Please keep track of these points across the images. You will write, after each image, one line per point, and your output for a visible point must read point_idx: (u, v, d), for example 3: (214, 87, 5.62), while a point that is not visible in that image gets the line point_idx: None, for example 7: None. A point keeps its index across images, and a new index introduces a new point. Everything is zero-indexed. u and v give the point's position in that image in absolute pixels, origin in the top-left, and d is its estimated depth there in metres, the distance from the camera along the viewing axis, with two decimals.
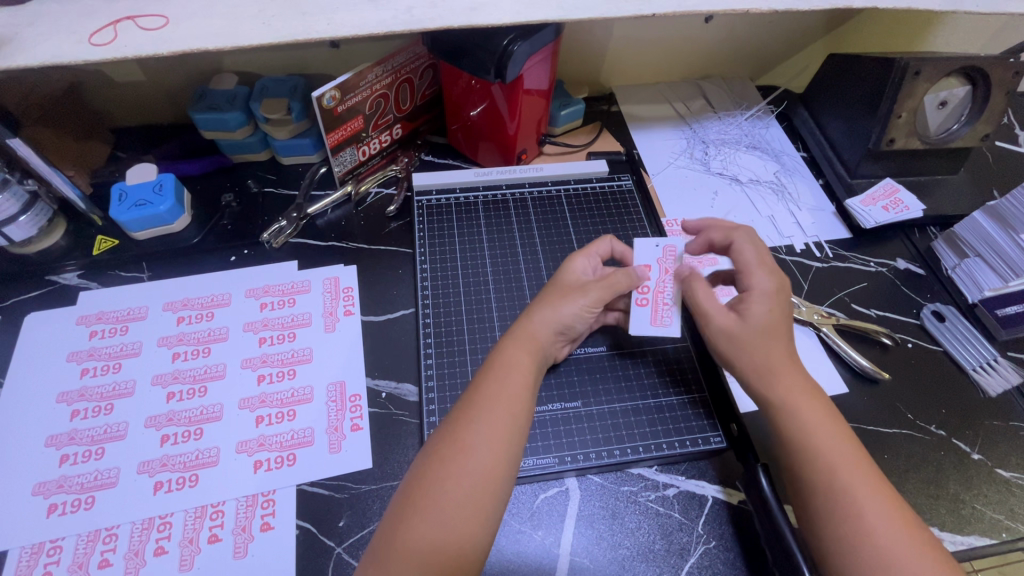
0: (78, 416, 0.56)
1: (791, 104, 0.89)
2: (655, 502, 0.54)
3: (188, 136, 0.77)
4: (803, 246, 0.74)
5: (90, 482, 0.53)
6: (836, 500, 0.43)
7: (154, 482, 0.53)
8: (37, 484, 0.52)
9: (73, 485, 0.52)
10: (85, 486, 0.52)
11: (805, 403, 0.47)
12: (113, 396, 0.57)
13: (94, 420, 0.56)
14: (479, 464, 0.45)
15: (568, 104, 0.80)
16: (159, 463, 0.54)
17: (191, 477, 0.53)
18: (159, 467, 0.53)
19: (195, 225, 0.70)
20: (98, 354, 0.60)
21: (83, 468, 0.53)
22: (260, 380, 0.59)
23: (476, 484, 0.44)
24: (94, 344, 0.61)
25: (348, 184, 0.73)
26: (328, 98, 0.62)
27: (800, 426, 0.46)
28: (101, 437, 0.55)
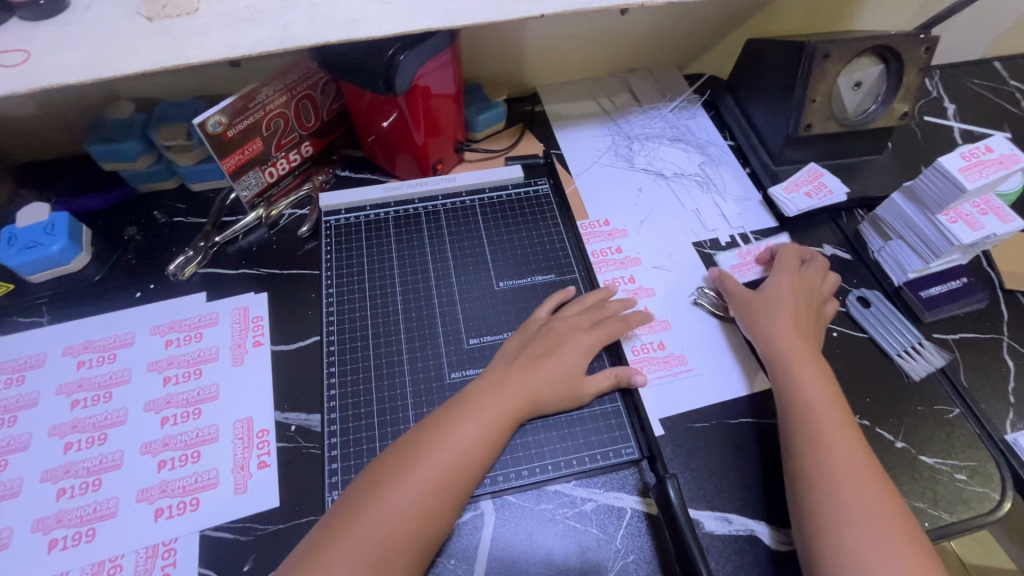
0: None
1: (718, 92, 0.87)
2: (572, 518, 0.53)
3: (91, 168, 0.74)
4: (728, 239, 0.72)
5: None
6: (825, 490, 0.47)
7: (49, 540, 0.51)
8: None
9: None
10: None
11: (818, 389, 0.53)
12: (7, 452, 0.55)
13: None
14: (449, 470, 0.46)
15: (486, 108, 0.78)
16: (54, 520, 0.52)
17: (87, 531, 0.51)
18: (54, 523, 0.51)
19: (97, 263, 0.67)
20: None
21: None
22: (163, 423, 0.57)
23: (440, 477, 0.46)
24: None
25: (258, 207, 0.71)
26: (213, 123, 0.59)
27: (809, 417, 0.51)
28: None
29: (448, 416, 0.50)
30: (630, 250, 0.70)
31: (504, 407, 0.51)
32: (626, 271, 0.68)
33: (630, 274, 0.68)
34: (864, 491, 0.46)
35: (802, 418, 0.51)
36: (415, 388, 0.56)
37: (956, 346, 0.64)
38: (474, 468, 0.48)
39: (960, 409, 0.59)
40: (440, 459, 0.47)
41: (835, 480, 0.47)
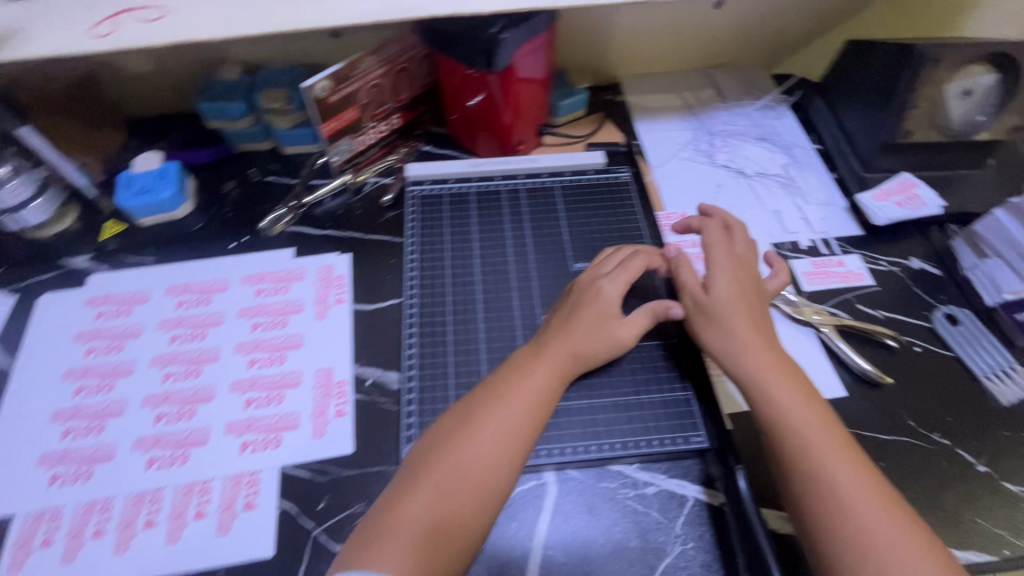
0: (82, 393, 0.59)
1: (808, 94, 0.84)
2: (633, 499, 0.53)
3: (196, 125, 0.79)
4: (809, 243, 0.71)
5: (90, 455, 0.55)
6: (832, 514, 0.42)
7: (148, 458, 0.55)
8: (42, 455, 0.55)
9: (75, 458, 0.55)
10: (86, 458, 0.55)
11: (805, 416, 0.47)
12: (114, 375, 0.60)
13: (96, 396, 0.59)
14: (499, 436, 0.47)
15: (569, 94, 0.79)
16: (153, 441, 0.56)
17: (181, 455, 0.55)
18: (152, 444, 0.56)
19: (198, 213, 0.71)
20: (102, 334, 0.63)
21: (84, 442, 0.56)
22: (251, 364, 0.60)
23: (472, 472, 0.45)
24: (99, 324, 0.64)
25: (347, 173, 0.75)
26: (319, 89, 0.62)
27: (796, 440, 0.46)
28: (102, 413, 0.58)
29: (482, 395, 0.51)
30: None
31: (555, 362, 0.53)
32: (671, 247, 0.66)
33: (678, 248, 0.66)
34: (883, 528, 0.41)
35: (788, 445, 0.46)
36: (490, 357, 0.58)
37: None
38: (532, 427, 0.49)
39: None
40: (489, 437, 0.47)
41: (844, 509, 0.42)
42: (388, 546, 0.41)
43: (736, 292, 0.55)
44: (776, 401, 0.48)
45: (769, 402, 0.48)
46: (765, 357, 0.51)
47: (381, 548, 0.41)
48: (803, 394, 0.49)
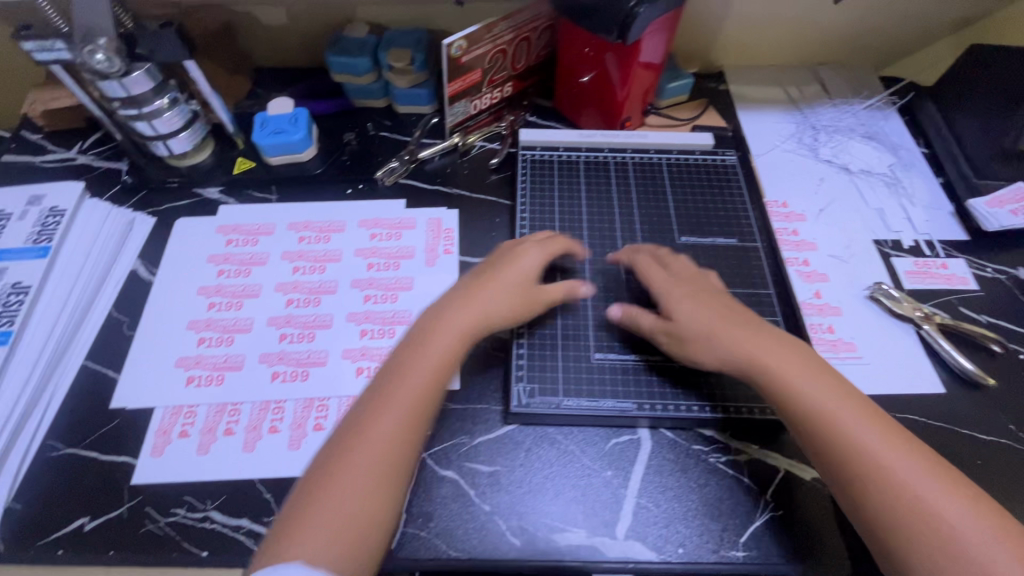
0: (214, 308, 0.64)
1: (918, 97, 0.83)
2: (724, 464, 0.55)
3: (318, 79, 0.84)
4: (912, 243, 0.70)
5: (221, 363, 0.61)
6: (871, 478, 0.45)
7: (273, 371, 0.60)
8: (179, 358, 0.61)
9: (208, 363, 0.60)
10: (217, 365, 0.60)
11: (819, 391, 0.49)
12: (242, 295, 0.65)
13: (227, 312, 0.64)
14: (395, 412, 0.48)
15: (677, 77, 0.80)
16: (277, 356, 0.61)
17: (303, 372, 0.60)
18: (277, 359, 0.61)
19: (320, 158, 0.76)
20: (232, 259, 0.68)
21: (216, 350, 0.61)
22: (365, 299, 0.65)
23: (370, 464, 0.46)
24: (229, 250, 0.69)
25: (456, 135, 0.78)
26: (456, 48, 0.65)
27: (847, 439, 0.47)
28: (232, 328, 0.63)
29: (387, 375, 0.51)
30: (807, 234, 0.70)
31: (449, 327, 0.54)
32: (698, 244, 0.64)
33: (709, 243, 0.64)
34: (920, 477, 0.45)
35: (838, 442, 0.47)
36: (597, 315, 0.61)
37: None
38: (427, 402, 0.50)
39: None
40: (389, 424, 0.48)
41: (902, 500, 0.44)
42: (304, 534, 0.43)
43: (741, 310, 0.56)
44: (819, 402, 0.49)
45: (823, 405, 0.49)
46: (767, 347, 0.52)
47: (298, 536, 0.43)
48: (848, 393, 0.50)
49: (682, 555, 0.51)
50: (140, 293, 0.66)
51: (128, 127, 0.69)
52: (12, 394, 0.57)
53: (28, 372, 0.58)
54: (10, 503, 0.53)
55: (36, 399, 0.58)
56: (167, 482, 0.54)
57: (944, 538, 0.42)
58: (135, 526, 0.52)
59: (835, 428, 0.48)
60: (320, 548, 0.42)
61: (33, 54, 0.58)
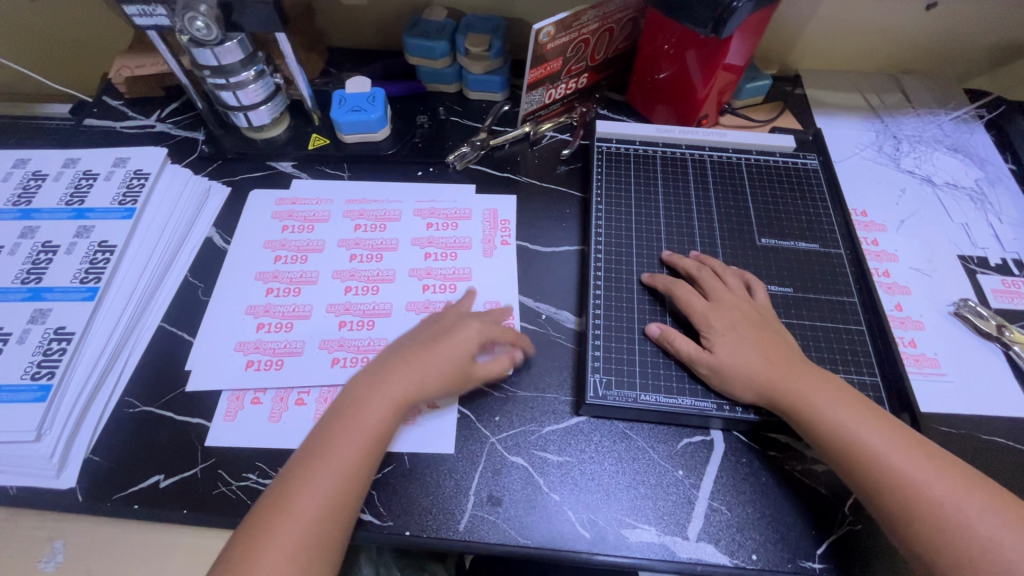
0: (272, 294, 0.64)
1: (1007, 111, 0.80)
2: (801, 473, 0.53)
3: (392, 60, 0.84)
4: (999, 260, 0.68)
5: (280, 348, 0.60)
6: (905, 502, 0.46)
7: (332, 357, 0.59)
8: (239, 342, 0.60)
9: (267, 348, 0.60)
10: (276, 350, 0.60)
11: (852, 417, 0.49)
12: (302, 272, 0.65)
13: (284, 298, 0.63)
14: (327, 487, 0.46)
15: (756, 77, 0.79)
16: (337, 343, 0.60)
17: (362, 358, 0.59)
18: (337, 345, 0.60)
19: (393, 139, 0.76)
20: (289, 245, 0.68)
21: (274, 336, 0.61)
22: (424, 289, 0.64)
23: (314, 518, 0.45)
24: (286, 237, 0.69)
25: (528, 123, 0.77)
26: (544, 34, 0.65)
27: (877, 462, 0.47)
28: (290, 314, 0.62)
29: (316, 439, 0.49)
30: (888, 244, 0.68)
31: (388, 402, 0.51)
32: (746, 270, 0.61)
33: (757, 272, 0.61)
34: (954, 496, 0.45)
35: (865, 464, 0.48)
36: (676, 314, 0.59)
37: None
38: (365, 457, 0.48)
39: None
40: (326, 476, 0.47)
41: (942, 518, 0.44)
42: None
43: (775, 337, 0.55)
44: (847, 428, 0.49)
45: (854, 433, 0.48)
46: (795, 376, 0.52)
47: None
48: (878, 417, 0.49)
49: (757, 562, 0.49)
50: (216, 260, 0.67)
51: (213, 96, 0.70)
52: (95, 349, 0.58)
53: (111, 328, 0.59)
54: (90, 455, 0.54)
55: (116, 356, 0.59)
56: (240, 446, 0.54)
57: (981, 548, 0.43)
58: (209, 486, 0.52)
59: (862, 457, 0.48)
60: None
61: (134, 18, 0.60)
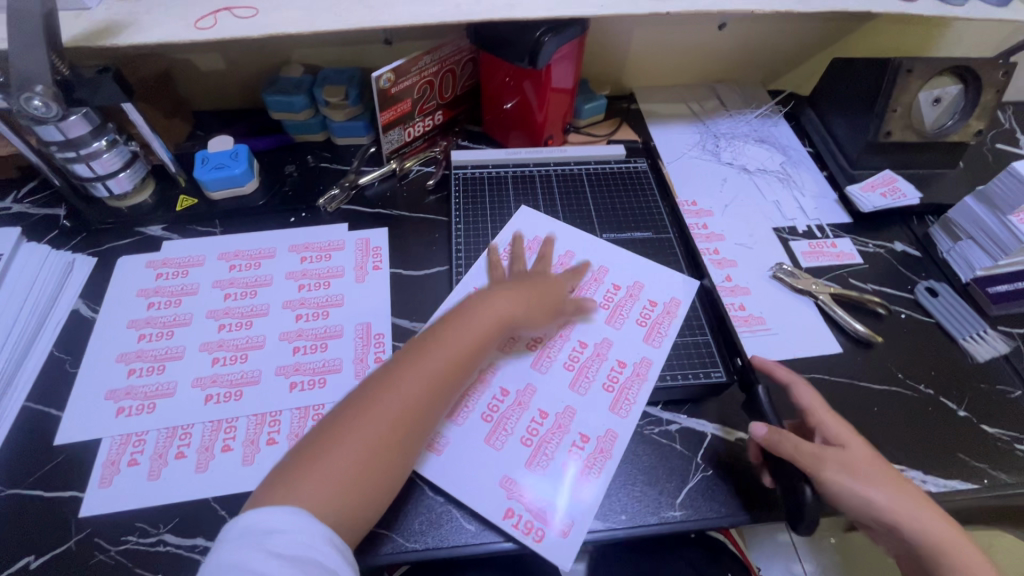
0: (134, 374, 0.62)
1: (799, 105, 0.95)
2: (658, 434, 0.60)
3: (257, 118, 0.88)
4: (805, 227, 0.80)
5: (152, 391, 0.61)
6: None
7: (205, 394, 0.61)
8: (108, 390, 0.61)
9: (138, 393, 0.61)
10: (149, 394, 0.61)
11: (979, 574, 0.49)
12: (174, 325, 0.66)
13: (148, 378, 0.62)
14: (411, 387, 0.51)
15: (591, 99, 0.90)
16: (210, 379, 0.62)
17: (236, 392, 0.61)
18: (210, 382, 0.62)
19: (262, 190, 0.79)
20: (154, 322, 0.67)
21: (147, 380, 0.62)
22: (298, 318, 0.67)
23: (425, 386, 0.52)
24: (150, 313, 0.67)
25: (393, 161, 0.83)
26: (384, 80, 0.72)
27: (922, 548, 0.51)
28: (153, 393, 0.61)
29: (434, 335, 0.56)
30: (715, 227, 0.79)
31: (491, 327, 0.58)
32: (507, 500, 0.54)
33: (507, 505, 0.53)
34: None
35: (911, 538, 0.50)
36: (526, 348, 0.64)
37: (1020, 338, 0.69)
38: (469, 356, 0.55)
39: (1021, 391, 0.64)
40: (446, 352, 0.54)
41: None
42: (298, 487, 0.45)
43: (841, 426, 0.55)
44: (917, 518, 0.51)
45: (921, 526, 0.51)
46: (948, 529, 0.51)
47: (296, 484, 0.45)
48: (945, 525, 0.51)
49: (626, 521, 0.54)
50: (83, 331, 0.66)
51: (66, 170, 0.71)
52: None
53: None
54: None
55: None
56: (116, 512, 0.54)
57: None
58: (85, 558, 0.51)
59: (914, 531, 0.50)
60: (307, 495, 0.44)
61: None
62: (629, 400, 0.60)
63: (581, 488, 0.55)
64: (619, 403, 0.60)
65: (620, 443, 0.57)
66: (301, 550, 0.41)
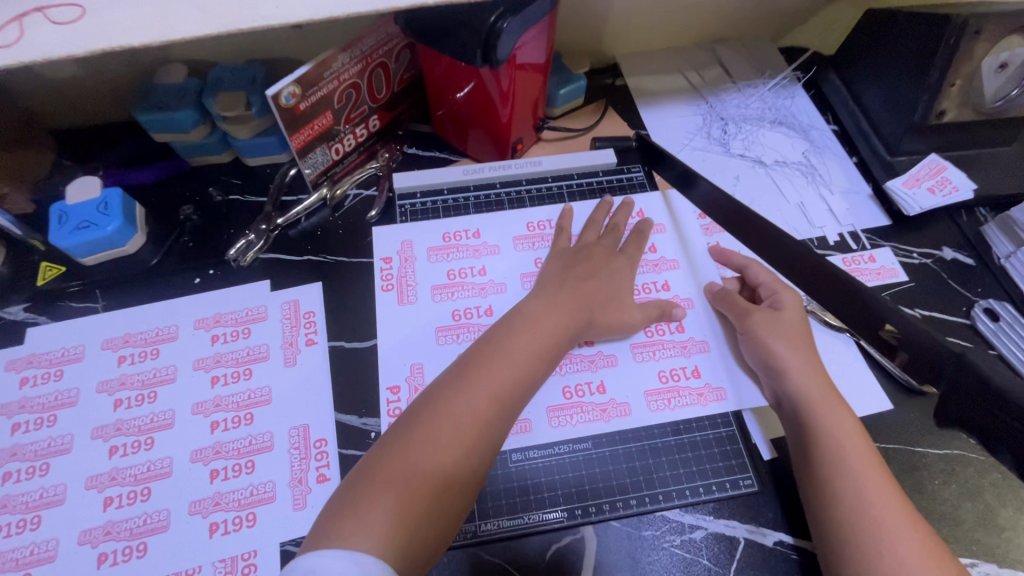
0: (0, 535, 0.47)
1: (820, 69, 0.78)
2: (680, 546, 0.48)
3: (138, 139, 0.68)
4: (837, 237, 0.66)
5: (26, 557, 0.47)
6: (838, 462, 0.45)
7: (98, 553, 0.47)
8: None
9: (7, 562, 0.46)
10: (21, 562, 0.46)
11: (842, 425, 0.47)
12: (49, 454, 0.51)
13: (19, 538, 0.47)
14: (479, 394, 0.46)
15: (567, 81, 0.71)
16: (102, 531, 0.48)
17: (139, 545, 0.47)
18: (102, 536, 0.47)
19: (152, 244, 0.62)
20: (22, 453, 0.51)
21: (18, 541, 0.47)
22: (213, 428, 0.52)
23: (495, 386, 0.46)
24: (16, 441, 0.51)
25: (322, 187, 0.65)
26: (286, 95, 0.53)
27: (861, 517, 0.42)
28: (28, 560, 0.46)
29: (503, 330, 0.51)
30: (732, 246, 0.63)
31: (558, 327, 0.51)
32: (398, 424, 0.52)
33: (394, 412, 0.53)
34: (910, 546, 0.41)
35: (848, 531, 0.43)
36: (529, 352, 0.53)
37: None
38: (538, 356, 0.49)
39: None
40: (517, 351, 0.49)
41: None
42: (356, 532, 0.38)
43: (794, 346, 0.52)
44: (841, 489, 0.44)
45: (828, 421, 0.47)
46: (807, 365, 0.51)
47: (352, 523, 0.39)
48: (891, 486, 0.44)
49: None
50: None
51: None
52: None
53: None
54: None
55: None
56: None
57: None
58: None
59: (848, 524, 0.43)
60: (366, 535, 0.38)
61: None
62: (575, 419, 0.51)
63: (520, 430, 0.51)
64: (600, 416, 0.52)
65: (521, 445, 0.50)
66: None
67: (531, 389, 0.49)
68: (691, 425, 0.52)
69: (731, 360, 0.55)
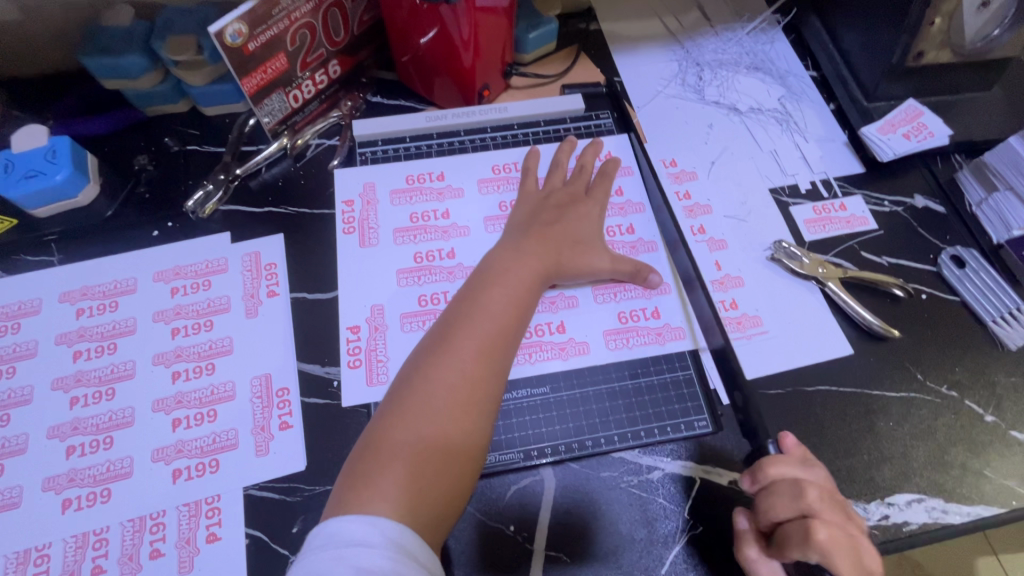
0: None
1: (801, 12, 0.75)
2: (637, 487, 0.49)
3: (89, 88, 0.65)
4: (809, 186, 0.65)
5: None
6: None
7: (62, 499, 0.47)
8: None
9: None
10: None
11: None
12: (9, 405, 0.51)
13: None
14: (463, 347, 0.45)
15: (537, 24, 0.68)
16: (66, 479, 0.48)
17: (102, 492, 0.48)
18: (66, 482, 0.48)
19: (107, 196, 0.60)
20: None
21: None
22: (174, 378, 0.52)
23: (476, 337, 0.46)
24: None
25: (282, 136, 0.63)
26: (232, 34, 0.51)
27: None
28: None
29: (479, 280, 0.50)
30: (700, 195, 0.62)
31: (528, 267, 0.51)
32: (359, 370, 0.53)
33: (351, 356, 0.53)
34: None
35: None
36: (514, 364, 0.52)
37: None
38: (518, 301, 0.49)
39: None
40: (495, 301, 0.48)
41: None
42: (370, 497, 0.38)
43: None
44: None
45: None
46: None
47: (367, 490, 0.39)
48: None
49: None
50: None
51: None
52: None
53: None
54: None
55: None
56: None
57: None
58: None
59: None
60: (384, 498, 0.38)
61: None
62: (532, 357, 0.52)
63: None
64: (559, 352, 0.52)
65: None
66: (380, 562, 0.35)
67: (517, 334, 0.48)
68: (650, 364, 0.53)
69: (689, 300, 0.56)
